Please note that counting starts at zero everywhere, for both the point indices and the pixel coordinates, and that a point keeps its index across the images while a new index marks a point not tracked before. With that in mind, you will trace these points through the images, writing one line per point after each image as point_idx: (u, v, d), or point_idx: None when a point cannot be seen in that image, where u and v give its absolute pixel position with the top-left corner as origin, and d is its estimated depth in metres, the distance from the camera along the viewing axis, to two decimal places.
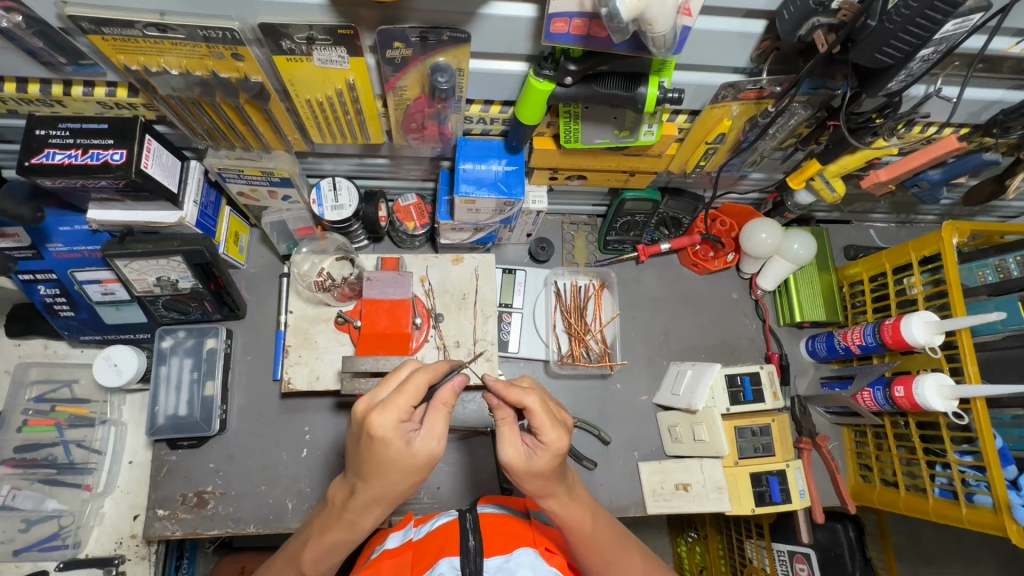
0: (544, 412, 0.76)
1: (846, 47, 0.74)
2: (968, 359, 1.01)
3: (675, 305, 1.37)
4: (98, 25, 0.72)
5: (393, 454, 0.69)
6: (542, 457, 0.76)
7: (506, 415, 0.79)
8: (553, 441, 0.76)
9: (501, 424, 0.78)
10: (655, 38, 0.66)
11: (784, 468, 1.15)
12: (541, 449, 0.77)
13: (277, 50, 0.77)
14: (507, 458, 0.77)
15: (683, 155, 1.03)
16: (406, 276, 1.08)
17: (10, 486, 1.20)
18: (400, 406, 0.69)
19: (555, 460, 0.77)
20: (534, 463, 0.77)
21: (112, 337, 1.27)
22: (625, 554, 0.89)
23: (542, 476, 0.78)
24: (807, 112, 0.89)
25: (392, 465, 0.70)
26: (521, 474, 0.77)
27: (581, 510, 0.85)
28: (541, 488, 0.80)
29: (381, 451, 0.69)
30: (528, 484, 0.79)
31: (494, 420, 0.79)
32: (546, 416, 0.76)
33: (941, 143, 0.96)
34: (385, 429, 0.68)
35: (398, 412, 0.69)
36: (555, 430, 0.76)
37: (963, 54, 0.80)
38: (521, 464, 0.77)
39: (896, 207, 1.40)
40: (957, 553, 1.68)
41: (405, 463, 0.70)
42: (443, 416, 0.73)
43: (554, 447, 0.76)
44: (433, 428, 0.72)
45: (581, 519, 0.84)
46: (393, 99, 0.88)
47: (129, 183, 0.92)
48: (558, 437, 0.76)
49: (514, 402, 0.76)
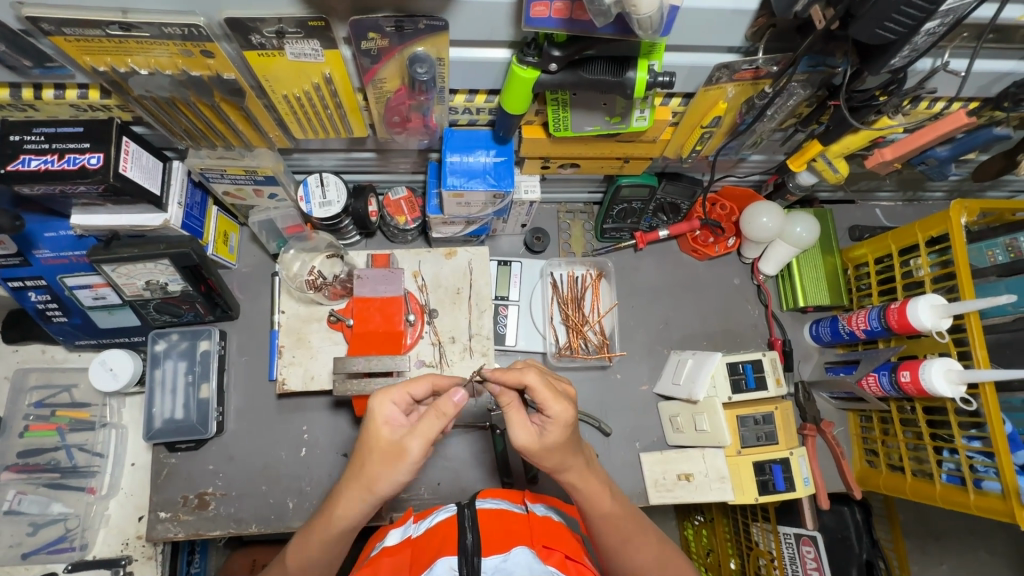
0: (547, 388, 0.76)
1: (846, 21, 0.70)
2: (978, 342, 0.98)
3: (675, 293, 1.34)
4: (59, 25, 0.69)
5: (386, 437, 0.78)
6: (553, 430, 0.77)
7: (510, 399, 0.80)
8: (561, 413, 0.77)
9: (506, 409, 0.79)
10: (640, 20, 0.62)
11: (788, 456, 1.13)
12: (550, 424, 0.77)
13: (247, 45, 0.74)
14: (521, 441, 0.77)
15: (679, 139, 0.99)
16: (396, 272, 1.05)
17: (16, 491, 1.21)
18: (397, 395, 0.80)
19: (566, 430, 0.77)
20: (547, 439, 0.77)
21: (107, 341, 1.25)
22: (643, 535, 0.87)
23: (559, 451, 0.78)
24: (807, 91, 0.85)
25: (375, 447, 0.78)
26: (537, 453, 0.77)
27: (603, 492, 0.84)
28: (559, 464, 0.80)
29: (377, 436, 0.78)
30: (545, 462, 0.79)
31: (501, 408, 0.80)
32: (550, 391, 0.76)
33: (949, 119, 0.91)
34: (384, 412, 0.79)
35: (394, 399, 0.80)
36: (562, 403, 0.77)
37: (973, 25, 0.75)
38: (535, 442, 0.77)
39: (903, 185, 1.36)
40: (968, 530, 1.66)
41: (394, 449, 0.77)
42: (439, 424, 0.77)
43: (563, 418, 0.77)
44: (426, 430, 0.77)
45: (603, 499, 0.83)
46: (373, 92, 0.85)
47: (109, 187, 0.89)
48: (564, 409, 0.77)
49: (514, 384, 0.77)
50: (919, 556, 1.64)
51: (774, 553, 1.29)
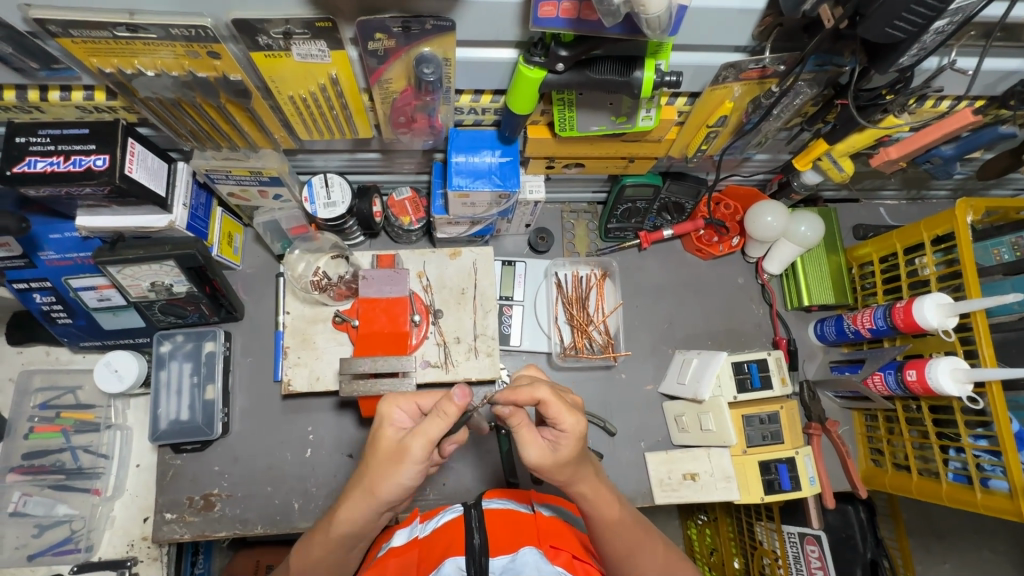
0: (558, 401, 0.75)
1: (854, 20, 0.70)
2: (984, 341, 0.98)
3: (680, 292, 1.34)
4: (66, 27, 0.69)
5: (383, 440, 0.77)
6: (567, 445, 0.76)
7: (520, 419, 0.75)
8: (573, 426, 0.76)
9: (519, 431, 0.75)
10: (649, 20, 0.61)
11: (794, 455, 1.12)
12: (564, 438, 0.76)
13: (254, 46, 0.74)
14: (533, 459, 0.75)
15: (684, 138, 0.99)
16: (401, 273, 1.05)
17: (21, 492, 1.20)
18: (401, 399, 0.80)
19: (578, 443, 0.77)
20: (562, 454, 0.76)
21: (112, 343, 1.25)
22: (650, 541, 0.86)
23: (571, 465, 0.77)
24: (814, 90, 0.85)
25: (382, 449, 0.76)
26: (550, 469, 0.76)
27: (610, 499, 0.83)
28: (572, 479, 0.79)
29: (375, 436, 0.78)
30: (557, 477, 0.78)
31: (510, 429, 0.76)
32: (561, 404, 0.75)
33: (954, 118, 0.91)
34: (381, 412, 0.79)
35: (397, 403, 0.79)
36: (573, 416, 0.76)
37: (981, 24, 0.75)
38: (550, 459, 0.76)
39: (908, 183, 1.36)
40: (971, 528, 1.66)
41: (388, 448, 0.76)
42: (442, 425, 0.73)
43: (575, 432, 0.76)
44: (428, 431, 0.73)
45: (611, 506, 0.83)
46: (379, 93, 0.85)
47: (115, 188, 0.89)
48: (577, 422, 0.76)
49: (526, 400, 0.74)
50: (922, 555, 1.64)
51: (778, 552, 1.29)
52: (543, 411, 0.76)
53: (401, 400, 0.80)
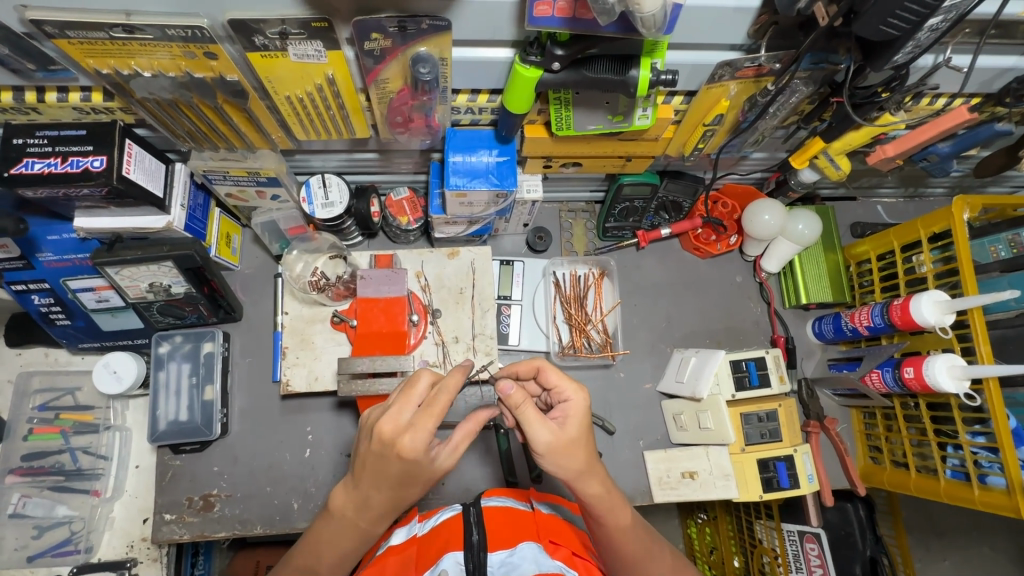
0: (556, 369, 0.80)
1: (849, 18, 0.70)
2: (982, 338, 0.97)
3: (677, 290, 1.34)
4: (61, 28, 0.69)
5: (421, 472, 0.71)
6: (573, 418, 0.77)
7: (524, 397, 0.74)
8: (575, 397, 0.79)
9: (524, 408, 0.73)
10: (644, 19, 0.62)
11: (792, 453, 1.12)
12: (570, 411, 0.77)
13: (250, 46, 0.74)
14: (546, 438, 0.74)
15: (681, 137, 1.00)
16: (399, 273, 1.05)
17: (20, 494, 1.21)
18: (431, 429, 0.69)
19: (584, 417, 0.78)
20: (571, 427, 0.76)
21: (111, 344, 1.25)
22: (656, 547, 0.88)
23: (581, 445, 0.76)
24: (809, 88, 0.85)
25: (414, 476, 0.72)
26: (562, 449, 0.75)
27: (622, 504, 0.82)
28: (584, 466, 0.76)
29: (405, 468, 0.70)
30: (568, 465, 0.75)
31: (515, 409, 0.74)
32: (560, 373, 0.80)
33: (951, 115, 0.91)
34: (415, 451, 0.68)
35: (429, 435, 0.69)
36: (573, 385, 0.79)
37: (975, 21, 0.76)
38: (560, 436, 0.75)
39: (904, 181, 1.37)
40: (969, 525, 1.66)
41: (428, 478, 0.73)
42: (468, 440, 0.76)
43: (578, 401, 0.78)
44: (459, 447, 0.75)
45: (622, 513, 0.81)
46: (376, 93, 0.85)
47: (112, 190, 0.90)
48: (578, 391, 0.79)
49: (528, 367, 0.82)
50: (922, 553, 1.64)
51: (777, 550, 1.29)
52: (544, 382, 0.81)
53: (433, 430, 0.69)
